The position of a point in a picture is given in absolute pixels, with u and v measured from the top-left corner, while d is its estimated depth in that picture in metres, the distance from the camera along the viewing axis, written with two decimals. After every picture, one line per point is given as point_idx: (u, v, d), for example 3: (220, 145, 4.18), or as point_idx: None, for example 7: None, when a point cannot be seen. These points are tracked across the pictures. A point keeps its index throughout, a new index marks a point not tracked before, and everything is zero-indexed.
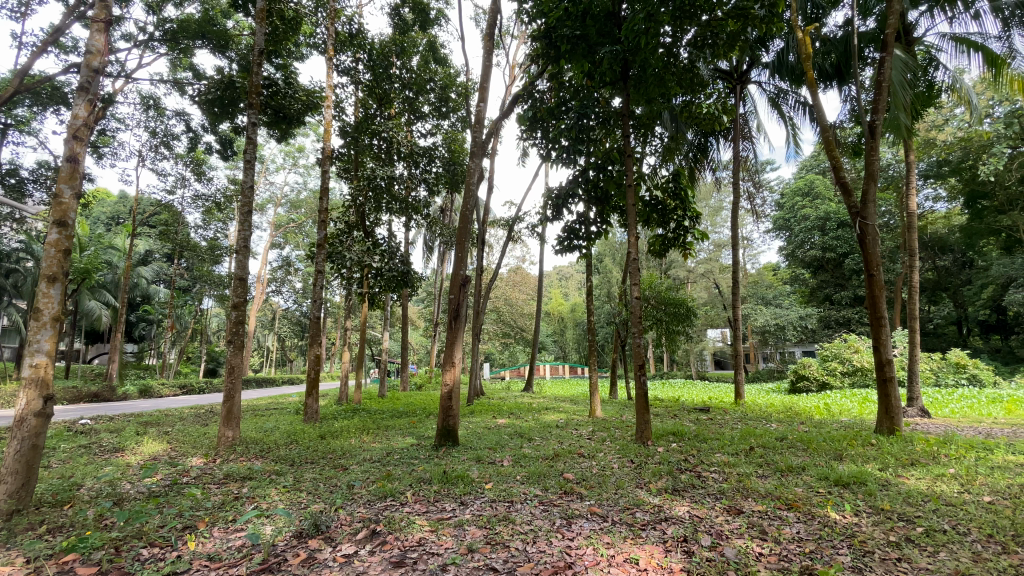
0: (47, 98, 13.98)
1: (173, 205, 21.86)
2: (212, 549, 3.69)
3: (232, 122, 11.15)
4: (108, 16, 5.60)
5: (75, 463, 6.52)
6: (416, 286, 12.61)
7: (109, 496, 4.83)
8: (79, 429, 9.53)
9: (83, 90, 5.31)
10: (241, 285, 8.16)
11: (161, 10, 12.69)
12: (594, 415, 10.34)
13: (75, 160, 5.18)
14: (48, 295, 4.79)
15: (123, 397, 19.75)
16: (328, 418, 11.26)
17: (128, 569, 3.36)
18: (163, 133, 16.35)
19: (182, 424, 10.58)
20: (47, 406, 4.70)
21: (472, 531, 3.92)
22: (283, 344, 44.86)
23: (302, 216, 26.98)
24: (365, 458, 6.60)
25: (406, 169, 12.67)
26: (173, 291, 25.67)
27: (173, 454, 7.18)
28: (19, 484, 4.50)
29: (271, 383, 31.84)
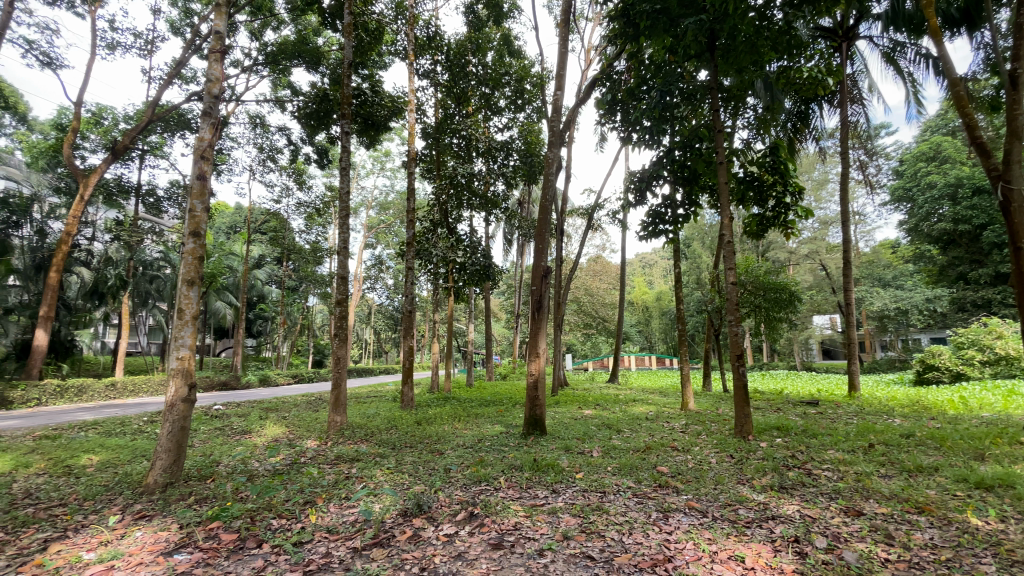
0: (174, 124, 16.03)
1: (280, 214, 23.97)
2: (329, 522, 4.05)
3: (327, 133, 12.00)
4: (222, 47, 6.29)
5: (213, 443, 7.45)
6: (498, 279, 12.80)
7: (242, 473, 5.48)
8: (214, 414, 10.87)
9: (207, 115, 5.98)
10: (343, 283, 8.88)
11: (262, 35, 13.96)
12: (686, 407, 9.89)
13: (203, 177, 5.89)
14: (187, 296, 5.50)
15: (246, 386, 22.29)
16: (422, 406, 11.86)
17: (262, 536, 3.78)
18: (269, 149, 18.07)
19: (296, 410, 11.69)
20: (191, 393, 5.38)
21: (566, 519, 3.94)
22: (378, 337, 48.08)
23: (391, 216, 28.60)
24: (458, 444, 6.86)
25: (484, 165, 12.83)
26: (283, 291, 28.43)
27: (291, 437, 7.98)
28: (171, 462, 5.22)
29: (370, 373, 34.20)
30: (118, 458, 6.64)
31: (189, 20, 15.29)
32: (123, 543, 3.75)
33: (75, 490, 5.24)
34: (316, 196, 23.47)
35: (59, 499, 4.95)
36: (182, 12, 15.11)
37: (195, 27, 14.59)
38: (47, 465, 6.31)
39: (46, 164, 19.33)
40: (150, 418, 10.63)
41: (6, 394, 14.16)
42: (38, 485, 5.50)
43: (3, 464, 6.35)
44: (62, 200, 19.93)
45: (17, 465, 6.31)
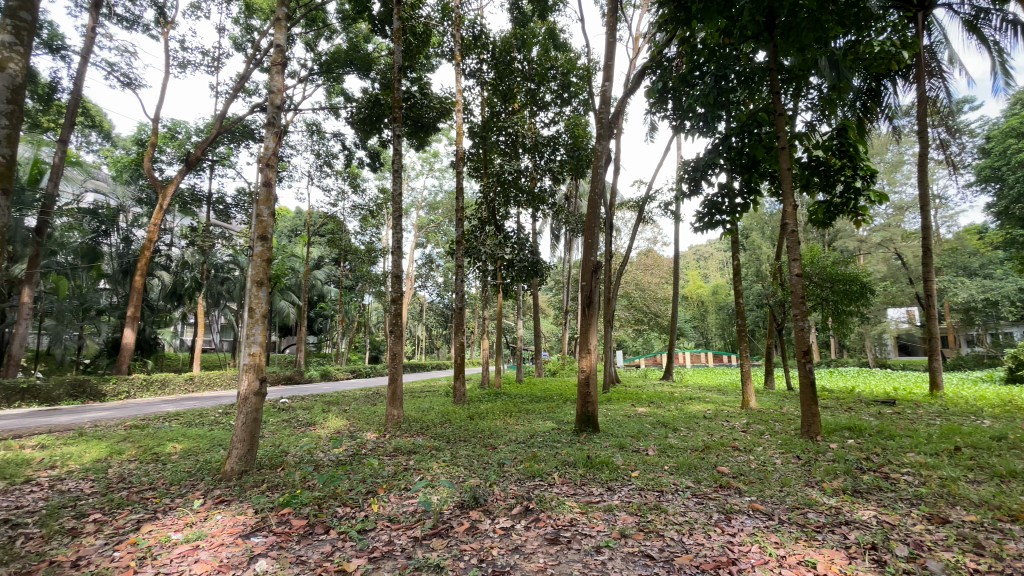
0: (239, 135, 17.08)
1: (337, 216, 24.85)
2: (391, 512, 4.20)
3: (379, 137, 12.38)
4: (282, 59, 6.64)
5: (281, 434, 7.92)
6: (546, 275, 12.73)
7: (309, 462, 5.79)
8: (281, 406, 11.54)
9: (271, 125, 6.36)
10: (397, 281, 9.18)
11: (316, 45, 14.57)
12: (747, 406, 9.49)
13: (269, 184, 6.26)
14: (257, 296, 5.84)
15: (309, 380, 23.48)
16: (474, 401, 12.05)
17: (329, 523, 3.98)
18: (325, 155, 18.89)
19: (355, 404, 12.19)
20: (262, 387, 5.73)
21: (623, 517, 3.89)
22: (430, 333, 49.21)
23: (440, 216, 29.20)
24: (511, 439, 6.92)
25: (531, 161, 12.84)
26: (341, 290, 29.70)
27: (352, 429, 8.34)
28: (246, 451, 5.59)
29: (423, 369, 35.11)
30: (198, 446, 7.20)
31: (250, 36, 16.21)
32: (206, 525, 4.06)
33: (163, 476, 5.73)
34: (370, 198, 24.23)
35: (150, 483, 5.44)
36: (243, 28, 16.03)
37: (256, 42, 15.48)
38: (138, 452, 6.93)
39: (129, 177, 21.20)
40: (225, 410, 11.43)
41: (101, 388, 15.68)
42: (131, 470, 6.05)
43: (102, 450, 7.04)
44: (144, 210, 21.69)
45: (113, 452, 6.98)
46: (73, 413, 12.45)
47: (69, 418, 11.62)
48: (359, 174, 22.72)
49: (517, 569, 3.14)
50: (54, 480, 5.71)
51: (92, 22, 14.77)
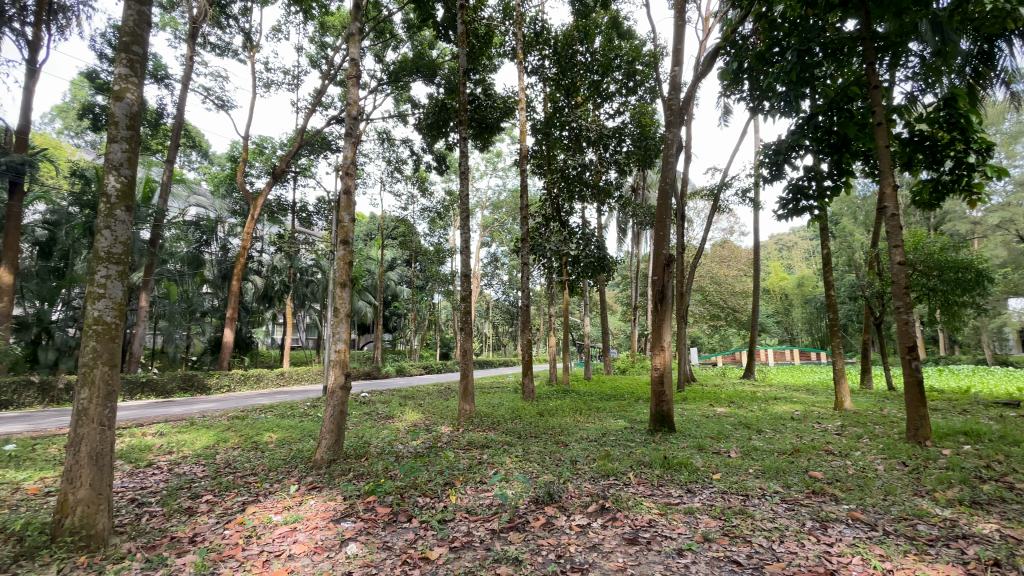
0: (318, 146, 18.26)
1: (408, 220, 25.89)
2: (468, 504, 4.31)
3: (445, 140, 12.71)
4: (355, 73, 7.03)
5: (363, 426, 8.39)
6: (614, 270, 12.46)
7: (389, 454, 6.09)
8: (362, 400, 12.20)
9: (349, 135, 6.76)
10: (466, 280, 9.40)
11: (384, 56, 15.22)
12: (841, 407, 8.76)
13: (349, 191, 6.64)
14: (341, 297, 6.22)
15: (385, 375, 24.67)
16: (543, 398, 12.06)
17: (411, 512, 4.16)
18: (395, 161, 19.75)
19: (429, 399, 12.61)
20: (347, 381, 6.09)
21: (705, 520, 3.73)
22: (497, 330, 49.88)
23: (504, 215, 29.49)
24: (582, 437, 6.86)
25: (596, 155, 12.59)
26: (413, 290, 30.89)
27: (428, 423, 8.66)
28: (334, 441, 5.98)
29: (491, 365, 35.69)
30: (290, 436, 7.81)
31: (324, 53, 17.26)
32: (301, 509, 4.39)
33: (262, 463, 6.27)
34: (438, 201, 25.01)
35: (251, 469, 5.98)
36: (318, 46, 17.10)
37: (331, 58, 16.45)
38: (241, 441, 7.64)
39: (225, 191, 23.37)
40: (312, 402, 12.32)
41: (206, 382, 17.45)
42: (234, 456, 6.68)
43: (209, 438, 7.84)
44: (238, 220, 23.78)
45: (218, 439, 7.75)
46: (184, 405, 13.96)
47: (182, 408, 13.03)
48: (427, 178, 23.53)
49: (595, 567, 3.11)
50: (172, 464, 6.42)
51: (190, 53, 16.41)
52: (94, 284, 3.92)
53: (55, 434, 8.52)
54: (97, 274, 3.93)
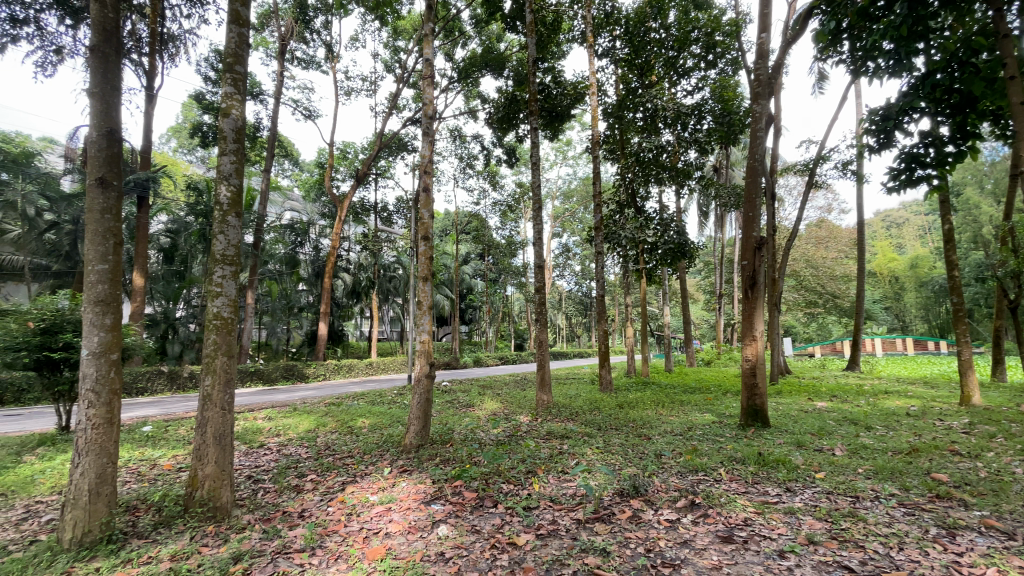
0: (395, 148, 19.11)
1: (480, 214, 26.42)
2: (552, 492, 4.35)
3: (516, 132, 12.77)
4: (429, 74, 7.29)
5: (447, 414, 8.73)
6: (695, 256, 11.87)
7: (472, 441, 6.29)
8: (444, 389, 12.71)
9: (426, 135, 7.03)
10: (540, 271, 9.40)
11: (454, 54, 15.55)
12: (968, 402, 7.74)
13: (427, 189, 6.89)
14: (423, 290, 6.49)
15: (463, 366, 25.46)
16: (622, 389, 11.83)
17: (497, 498, 4.27)
18: (467, 157, 20.18)
19: (507, 388, 12.84)
20: (431, 370, 6.36)
21: (809, 522, 3.47)
22: (572, 321, 49.60)
23: (575, 203, 29.10)
24: (667, 430, 6.65)
25: (673, 135, 12.01)
26: (487, 282, 31.52)
27: (507, 412, 8.83)
28: (421, 427, 6.27)
29: (566, 357, 35.60)
30: (381, 422, 8.32)
31: (397, 56, 17.95)
32: (395, 490, 4.67)
33: (358, 446, 6.73)
34: (509, 193, 25.20)
35: (348, 451, 6.45)
36: (391, 51, 17.82)
37: (405, 61, 17.10)
38: (338, 426, 8.27)
39: (315, 196, 25.25)
40: (398, 391, 13.03)
41: (305, 371, 19.06)
42: (333, 440, 7.24)
43: (310, 423, 8.55)
44: (326, 221, 25.54)
45: (318, 424, 8.43)
46: (288, 392, 15.34)
47: (284, 396, 14.33)
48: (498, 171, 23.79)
49: (688, 564, 3.00)
50: (280, 446, 7.09)
51: (280, 68, 17.78)
52: (213, 283, 4.39)
53: (184, 417, 9.71)
54: (215, 274, 4.40)
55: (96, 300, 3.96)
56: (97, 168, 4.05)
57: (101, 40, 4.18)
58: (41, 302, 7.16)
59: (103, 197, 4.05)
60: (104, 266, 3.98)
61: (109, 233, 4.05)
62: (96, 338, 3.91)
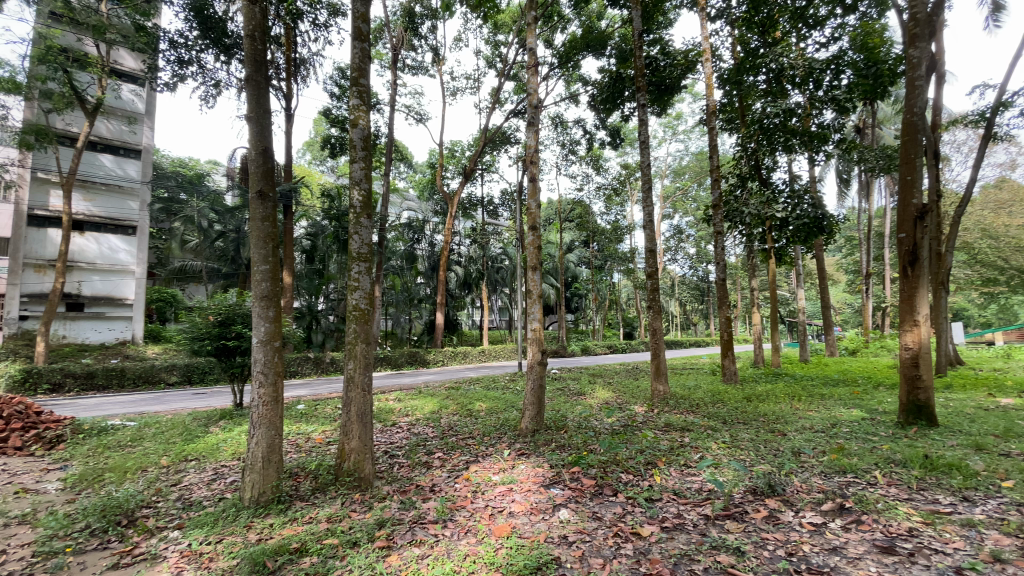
0: (498, 141, 19.54)
1: (584, 200, 26.03)
2: (675, 486, 4.18)
3: (621, 111, 12.31)
4: (533, 64, 7.35)
5: (560, 401, 8.83)
6: (834, 231, 10.50)
7: (587, 428, 6.27)
8: (554, 377, 12.87)
9: (531, 125, 7.11)
10: (651, 256, 9.02)
11: (554, 40, 15.41)
12: None
13: (534, 178, 6.97)
14: (533, 280, 6.58)
15: (572, 354, 25.47)
16: (747, 381, 10.96)
17: (617, 487, 4.22)
18: (569, 143, 19.97)
19: (618, 377, 12.61)
20: (543, 358, 6.46)
21: (995, 537, 2.92)
22: (685, 307, 46.93)
23: (687, 181, 27.31)
24: (805, 426, 6.01)
25: (803, 95, 10.67)
26: (593, 269, 31.09)
27: (620, 401, 8.67)
28: (536, 413, 6.41)
29: (681, 345, 33.86)
30: (497, 406, 8.68)
31: (498, 51, 18.28)
32: (514, 472, 4.85)
33: (478, 429, 7.09)
34: (614, 176, 24.44)
35: (470, 433, 6.83)
36: (492, 46, 18.18)
37: (506, 53, 17.36)
38: (458, 408, 8.79)
39: (428, 194, 26.89)
40: (510, 377, 13.45)
41: (426, 357, 20.56)
42: (455, 421, 7.72)
43: (434, 405, 9.22)
44: (439, 217, 27.13)
45: (440, 406, 9.04)
46: (412, 377, 16.63)
47: (409, 380, 15.57)
48: (602, 155, 23.20)
49: (838, 572, 2.71)
50: (409, 426, 7.72)
51: (393, 77, 19.10)
52: (351, 279, 4.89)
53: (328, 397, 11.02)
54: (352, 270, 4.90)
55: (262, 295, 4.62)
56: (257, 182, 4.70)
57: (253, 71, 4.83)
58: (217, 299, 8.57)
59: (262, 207, 4.70)
60: (266, 266, 4.64)
61: (268, 238, 4.70)
62: (263, 328, 4.58)
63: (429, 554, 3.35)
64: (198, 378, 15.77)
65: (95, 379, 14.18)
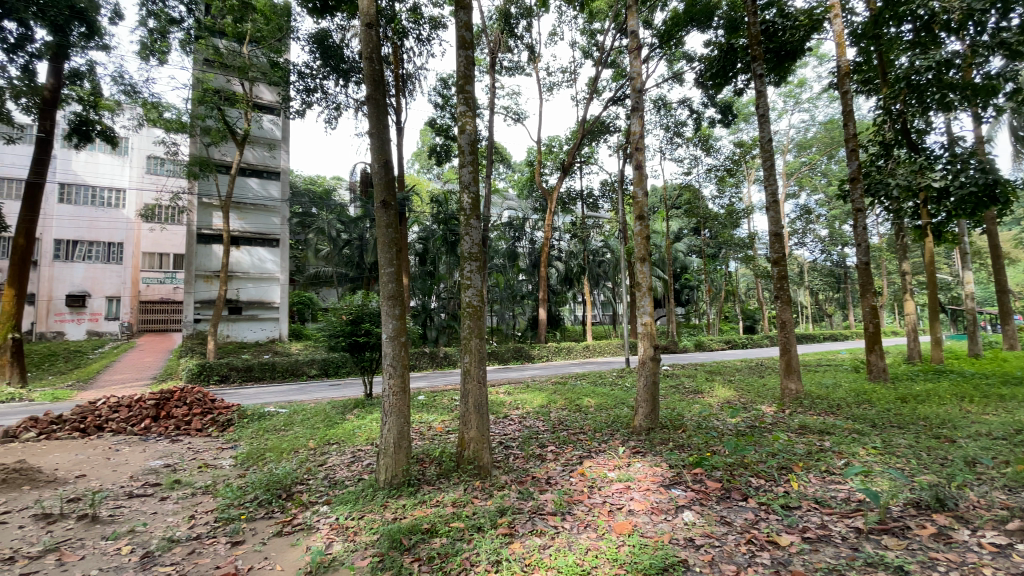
0: (597, 132, 19.14)
1: (693, 185, 24.48)
2: (816, 493, 3.79)
3: (734, 86, 11.37)
4: (636, 49, 7.12)
5: (674, 398, 8.45)
6: (1014, 199, 8.70)
7: (708, 428, 5.92)
8: (666, 373, 12.35)
9: (635, 110, 6.88)
10: (776, 241, 8.22)
11: (654, 20, 14.71)
12: None
13: (639, 166, 6.73)
14: (642, 272, 6.36)
15: (684, 350, 24.15)
16: (901, 380, 9.51)
17: (747, 491, 3.93)
18: (674, 126, 18.94)
19: (740, 374, 11.71)
20: (657, 352, 6.24)
21: None
22: (817, 297, 42.03)
23: (814, 155, 24.40)
24: (979, 432, 5.08)
25: (963, 41, 8.99)
26: (706, 258, 29.13)
27: (745, 400, 8.03)
28: (650, 410, 6.20)
29: (812, 339, 30.40)
30: (607, 402, 8.54)
31: (595, 39, 17.89)
32: (631, 470, 4.75)
33: (589, 424, 7.04)
34: (726, 156, 22.65)
35: (581, 428, 6.82)
36: (588, 35, 17.86)
37: (603, 41, 16.99)
38: (567, 403, 8.81)
39: (528, 192, 27.29)
40: (620, 373, 13.15)
41: (531, 353, 20.95)
42: (565, 416, 7.76)
43: (543, 399, 9.33)
44: (539, 214, 27.40)
45: (549, 400, 9.15)
46: (520, 371, 17.01)
47: (517, 374, 15.94)
48: (711, 135, 21.62)
49: None
50: (521, 418, 7.92)
51: (492, 80, 19.64)
52: (464, 277, 5.14)
53: (444, 389, 11.70)
54: (465, 269, 5.14)
55: (389, 295, 5.04)
56: (380, 191, 5.13)
57: (373, 90, 5.27)
58: (347, 300, 9.53)
59: (386, 214, 5.12)
60: (391, 268, 5.06)
61: (392, 243, 5.10)
62: (391, 325, 5.01)
63: (550, 545, 3.42)
64: (333, 371, 17.73)
65: (253, 372, 16.54)
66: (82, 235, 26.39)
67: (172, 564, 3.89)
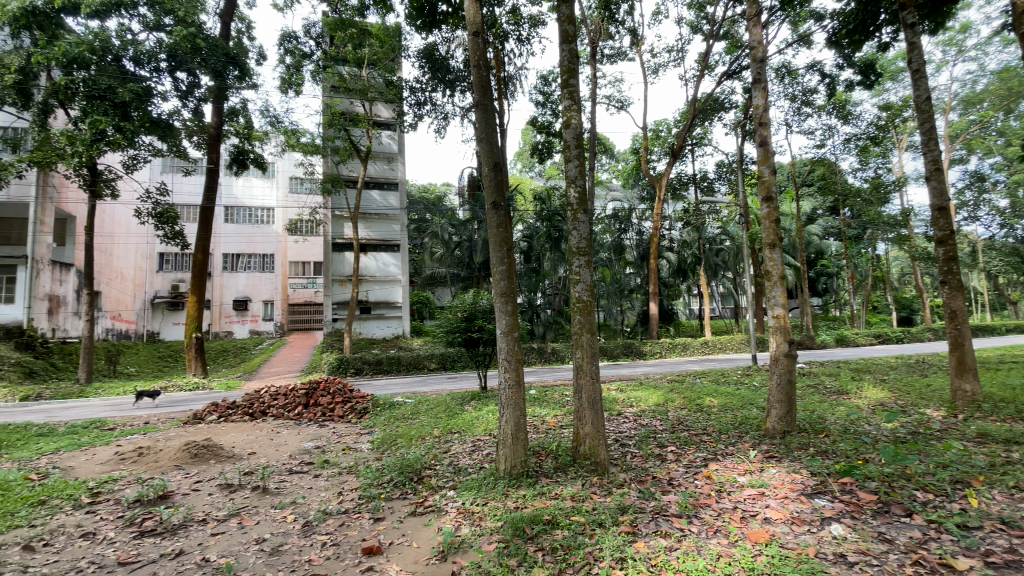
0: (710, 111, 17.85)
1: (827, 158, 21.73)
2: (1003, 513, 3.20)
3: (877, 42, 9.87)
4: (755, 18, 6.51)
5: (813, 399, 7.61)
6: None
7: (858, 433, 5.26)
8: (800, 372, 11.14)
9: (755, 83, 6.30)
10: (940, 217, 7.01)
11: None
12: None
13: (763, 144, 6.15)
14: (772, 259, 5.82)
15: (822, 345, 21.54)
16: None
17: (910, 506, 3.43)
18: (802, 94, 17.01)
19: (896, 374, 10.15)
20: (791, 348, 5.68)
21: None
22: (999, 281, 34.81)
23: (987, 109, 20.29)
24: None
25: None
26: (846, 241, 25.64)
27: (903, 402, 6.97)
28: (785, 411, 5.67)
29: (993, 332, 25.27)
30: (732, 402, 7.97)
31: (703, 12, 16.72)
32: (765, 475, 4.39)
33: (713, 424, 6.64)
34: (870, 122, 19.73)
35: (704, 428, 6.46)
36: (697, 9, 16.74)
37: (713, 14, 15.88)
38: (686, 402, 8.39)
39: (634, 182, 26.38)
40: (746, 371, 12.11)
41: (642, 349, 20.28)
42: (685, 416, 7.41)
43: (659, 397, 8.98)
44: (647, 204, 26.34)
45: (666, 399, 8.79)
46: (633, 368, 16.51)
47: (630, 371, 15.54)
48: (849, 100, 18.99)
49: None
50: (637, 416, 7.72)
51: (593, 71, 19.31)
52: (574, 271, 5.14)
53: (556, 385, 11.80)
54: (574, 264, 5.15)
55: (502, 292, 5.24)
56: (491, 193, 5.34)
57: (481, 96, 5.48)
58: (461, 299, 10.05)
59: (497, 215, 5.33)
60: (503, 267, 5.26)
61: (503, 242, 5.28)
62: (504, 320, 5.22)
63: (678, 547, 3.32)
64: (450, 366, 18.84)
65: (381, 366, 18.20)
66: (243, 248, 31.31)
67: (327, 533, 4.47)
